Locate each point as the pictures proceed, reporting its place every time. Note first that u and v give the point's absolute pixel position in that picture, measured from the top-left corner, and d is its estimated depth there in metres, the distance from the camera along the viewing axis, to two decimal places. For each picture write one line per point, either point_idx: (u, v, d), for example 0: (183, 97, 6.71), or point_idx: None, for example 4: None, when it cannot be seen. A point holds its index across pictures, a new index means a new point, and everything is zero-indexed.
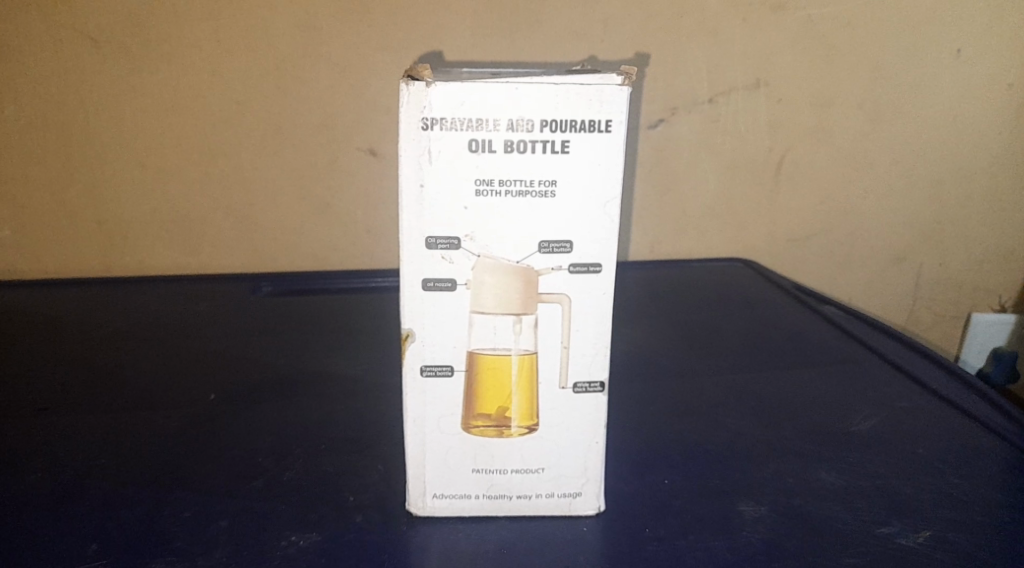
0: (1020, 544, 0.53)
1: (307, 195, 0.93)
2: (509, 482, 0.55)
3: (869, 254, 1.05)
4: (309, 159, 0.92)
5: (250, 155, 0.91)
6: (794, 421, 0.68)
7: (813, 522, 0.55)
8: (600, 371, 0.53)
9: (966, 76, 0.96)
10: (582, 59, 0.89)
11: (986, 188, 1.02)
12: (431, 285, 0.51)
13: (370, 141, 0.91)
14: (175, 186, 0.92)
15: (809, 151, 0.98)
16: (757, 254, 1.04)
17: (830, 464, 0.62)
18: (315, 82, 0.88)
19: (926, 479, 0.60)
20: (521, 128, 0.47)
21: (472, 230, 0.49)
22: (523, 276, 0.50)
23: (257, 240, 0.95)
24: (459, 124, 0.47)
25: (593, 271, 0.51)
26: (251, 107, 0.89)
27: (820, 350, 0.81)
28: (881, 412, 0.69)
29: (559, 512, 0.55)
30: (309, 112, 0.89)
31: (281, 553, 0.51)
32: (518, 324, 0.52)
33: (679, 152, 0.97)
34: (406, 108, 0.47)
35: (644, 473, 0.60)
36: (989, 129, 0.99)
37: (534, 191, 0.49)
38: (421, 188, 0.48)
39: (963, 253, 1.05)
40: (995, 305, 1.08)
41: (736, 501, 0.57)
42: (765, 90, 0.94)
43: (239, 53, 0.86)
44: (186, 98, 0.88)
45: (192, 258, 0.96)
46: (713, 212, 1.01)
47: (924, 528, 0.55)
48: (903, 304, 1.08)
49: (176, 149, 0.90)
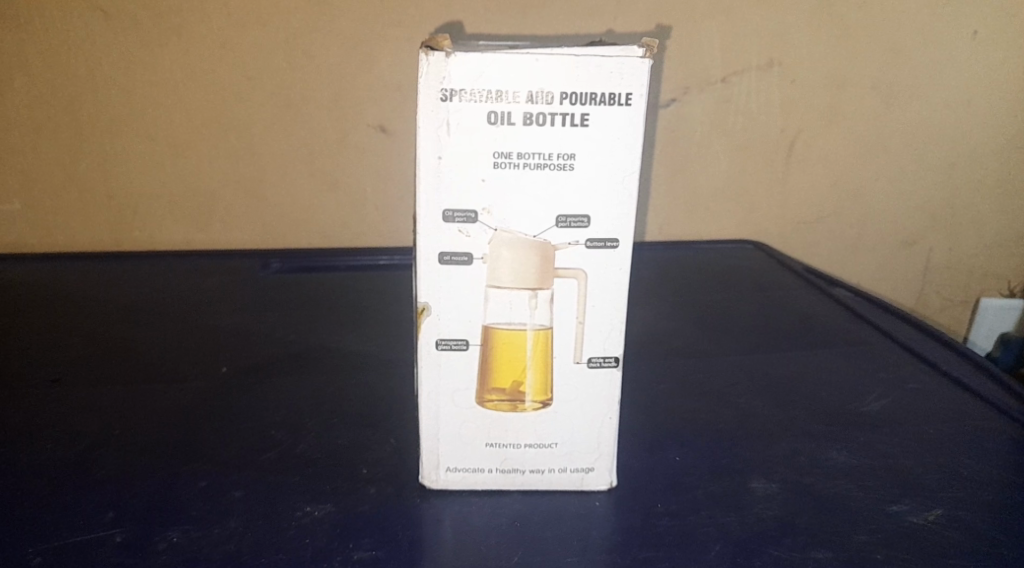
0: None
1: (317, 171, 0.93)
2: (522, 457, 0.55)
3: (879, 238, 1.05)
4: (319, 135, 0.91)
5: (260, 130, 0.91)
6: (806, 400, 0.68)
7: (823, 499, 0.56)
8: (615, 347, 0.53)
9: (981, 59, 0.95)
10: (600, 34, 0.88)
11: (998, 172, 1.02)
12: (447, 259, 0.50)
13: (381, 117, 0.91)
14: (185, 160, 0.92)
15: (821, 133, 0.98)
16: (766, 236, 1.04)
17: (842, 443, 0.62)
18: (326, 57, 0.88)
19: (937, 459, 0.60)
20: (541, 101, 0.47)
21: (489, 204, 0.49)
22: (540, 250, 0.50)
23: (266, 216, 0.95)
24: (479, 95, 0.47)
25: (610, 246, 0.51)
26: (262, 82, 0.88)
27: (831, 332, 0.81)
28: (893, 394, 0.69)
29: (571, 487, 0.56)
30: (320, 87, 0.89)
31: (296, 523, 0.52)
32: (533, 299, 0.52)
33: (690, 132, 0.96)
34: (425, 78, 0.46)
35: (655, 450, 0.61)
36: (1002, 113, 0.98)
37: (553, 165, 0.48)
38: (439, 161, 0.48)
39: (973, 237, 1.05)
40: (1003, 290, 1.09)
41: (747, 478, 0.58)
42: (779, 70, 0.94)
43: (249, 27, 0.86)
44: (196, 72, 0.87)
45: (201, 233, 0.96)
46: (723, 194, 1.01)
47: (934, 507, 0.55)
48: (912, 288, 1.08)
49: (187, 123, 0.90)
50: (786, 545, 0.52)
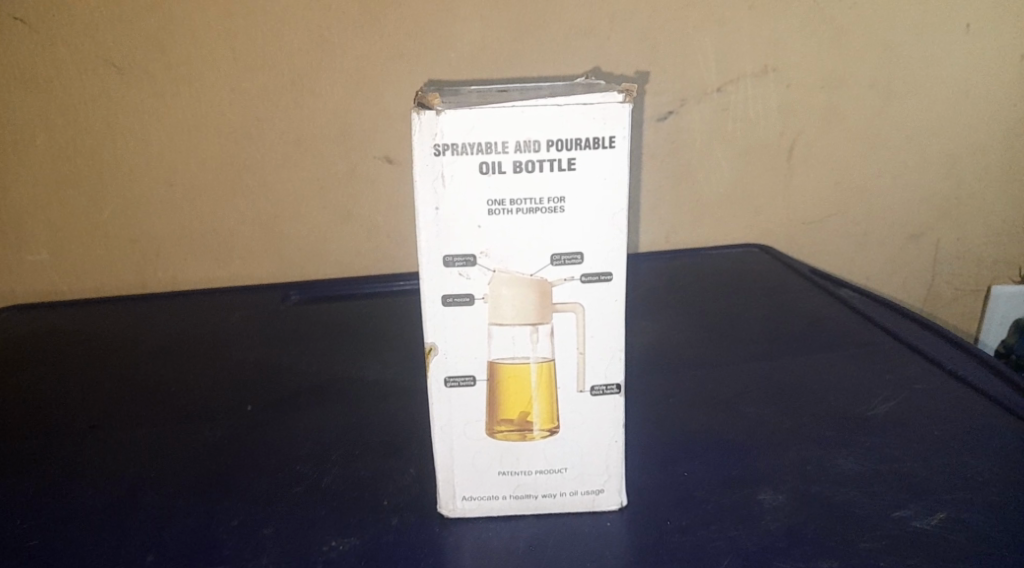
0: None
1: (329, 204, 0.96)
2: (535, 482, 0.57)
3: (886, 233, 1.06)
4: (329, 169, 0.94)
5: (272, 168, 0.94)
6: (812, 407, 0.70)
7: (829, 507, 0.58)
8: (616, 374, 0.55)
9: (977, 51, 0.96)
10: (586, 72, 0.91)
11: (1002, 160, 1.02)
12: (450, 301, 0.53)
13: (387, 148, 0.94)
14: (202, 202, 0.95)
15: (820, 134, 0.99)
16: (773, 238, 1.06)
17: (848, 448, 0.64)
18: (330, 94, 0.91)
19: (942, 461, 0.62)
20: (529, 149, 0.49)
21: (487, 248, 0.52)
22: (538, 287, 0.53)
23: (283, 250, 0.98)
24: (470, 148, 0.49)
25: (604, 280, 0.53)
26: (271, 122, 0.91)
27: (837, 334, 0.82)
28: (899, 396, 0.71)
29: (584, 508, 0.58)
30: (327, 124, 0.92)
31: (324, 557, 0.55)
32: (535, 333, 0.54)
33: (690, 142, 0.98)
34: (419, 135, 0.49)
35: (666, 466, 0.63)
36: (1001, 102, 0.99)
37: (545, 208, 0.51)
38: (437, 211, 0.51)
39: (981, 226, 1.06)
40: (1015, 277, 1.09)
41: (755, 489, 0.60)
42: (774, 75, 0.95)
43: (256, 72, 0.89)
44: (208, 117, 0.91)
45: (222, 270, 0.99)
46: (727, 200, 1.02)
47: (939, 510, 0.57)
48: (923, 280, 1.08)
49: (202, 166, 0.93)
50: (793, 555, 0.54)
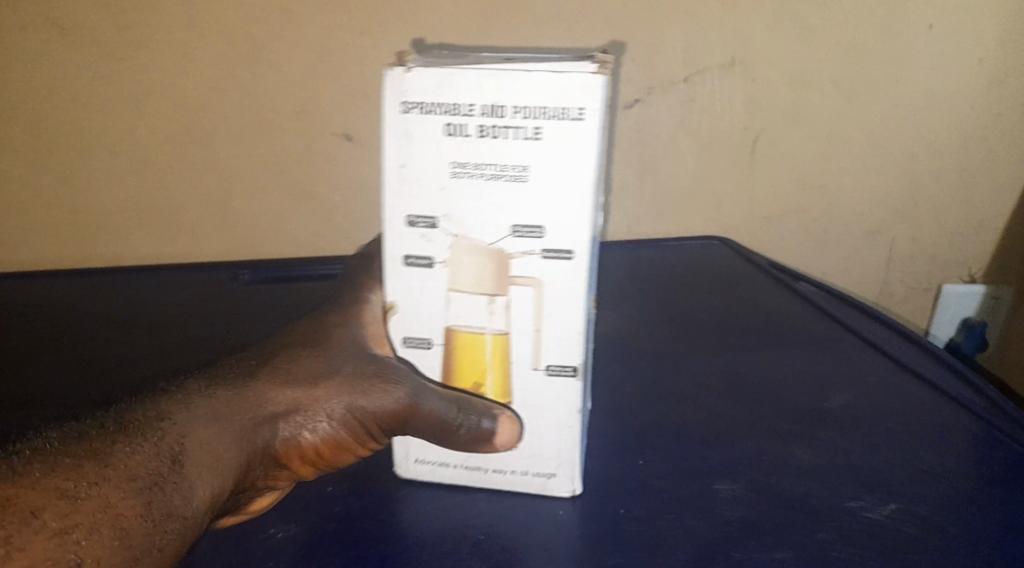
0: (986, 516, 0.56)
1: (286, 182, 0.93)
2: (486, 457, 0.59)
3: (844, 230, 1.07)
4: (286, 145, 0.91)
5: (226, 142, 0.90)
6: (771, 399, 0.70)
7: (785, 498, 0.57)
8: (573, 357, 0.56)
9: (944, 50, 0.96)
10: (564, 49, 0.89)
11: (962, 162, 1.03)
12: (412, 262, 0.55)
13: (348, 126, 0.90)
14: (151, 174, 0.91)
15: (785, 129, 0.99)
16: (733, 231, 1.06)
17: (803, 441, 0.64)
18: (289, 67, 0.87)
19: (896, 453, 0.62)
20: (495, 114, 0.50)
21: (449, 212, 0.53)
22: (496, 258, 0.54)
23: (236, 227, 0.95)
24: (437, 107, 0.51)
25: (565, 257, 0.53)
26: (226, 93, 0.88)
27: (797, 328, 0.82)
28: (855, 389, 0.71)
29: (534, 490, 0.59)
30: (285, 97, 0.89)
31: (264, 543, 0.57)
32: (492, 305, 0.55)
33: (656, 132, 0.97)
34: (388, 90, 0.51)
35: (623, 455, 0.62)
36: (966, 103, 0.99)
37: (507, 175, 0.51)
38: (402, 169, 0.52)
39: (936, 227, 1.07)
40: (965, 277, 1.11)
41: (711, 481, 0.59)
42: (740, 68, 0.95)
43: (211, 40, 0.85)
44: (157, 87, 0.87)
45: (171, 246, 0.96)
46: (690, 192, 1.02)
47: (891, 501, 0.57)
48: (876, 278, 1.10)
49: (151, 137, 0.89)
50: (750, 547, 0.53)
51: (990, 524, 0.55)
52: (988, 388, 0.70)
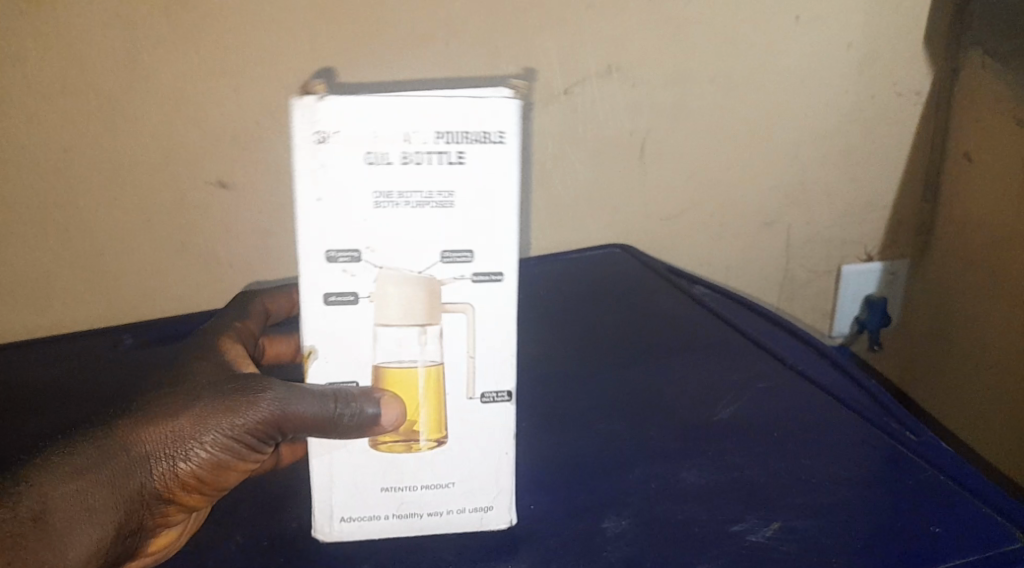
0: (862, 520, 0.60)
1: (160, 237, 0.88)
2: (420, 499, 0.59)
3: (740, 222, 1.08)
4: (154, 199, 0.86)
5: (86, 202, 0.85)
6: (661, 416, 0.73)
7: (669, 527, 0.59)
8: (507, 381, 0.58)
9: (810, 39, 0.98)
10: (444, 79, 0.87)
11: (841, 146, 1.06)
12: (334, 299, 0.55)
13: (219, 172, 0.86)
14: (6, 245, 0.85)
15: (669, 130, 1.00)
16: (633, 236, 1.06)
17: (690, 461, 0.66)
18: (146, 116, 0.83)
19: (775, 464, 0.66)
20: (418, 141, 0.52)
21: (371, 244, 0.54)
22: (427, 286, 0.55)
23: (110, 290, 0.89)
24: (356, 136, 0.52)
25: (496, 279, 0.56)
26: (80, 151, 0.83)
27: (694, 335, 0.86)
28: (743, 397, 0.75)
29: (473, 527, 0.60)
30: (146, 148, 0.84)
31: None
32: (423, 334, 0.56)
33: (545, 143, 0.96)
34: (300, 119, 0.51)
35: (514, 498, 0.63)
36: (837, 88, 1.02)
37: (436, 201, 0.53)
38: (319, 202, 0.53)
39: (827, 210, 1.09)
40: (862, 256, 1.13)
41: (600, 518, 0.60)
42: (619, 74, 0.95)
43: (55, 97, 0.80)
44: (1, 152, 0.81)
45: (39, 319, 0.89)
46: (585, 202, 1.01)
47: (774, 520, 0.60)
48: (778, 267, 1.11)
49: (1, 205, 0.83)
50: None
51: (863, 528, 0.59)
52: (870, 385, 0.77)
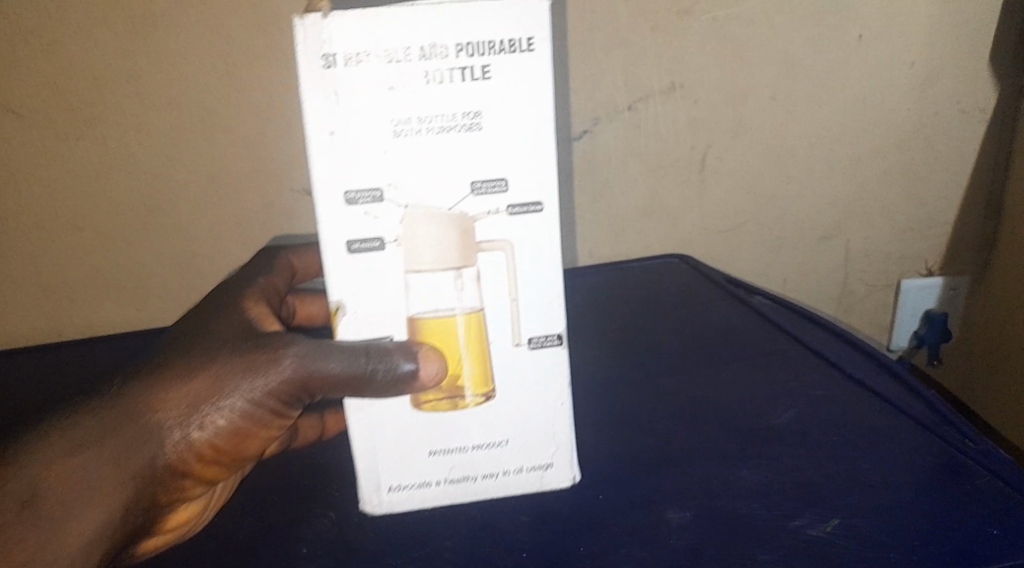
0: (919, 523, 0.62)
1: (252, 240, 0.96)
2: (473, 460, 0.66)
3: (798, 235, 1.11)
4: (246, 205, 0.94)
5: (186, 208, 0.94)
6: (721, 420, 0.76)
7: (729, 521, 0.63)
8: (553, 326, 0.64)
9: (870, 58, 1.01)
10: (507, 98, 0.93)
11: (901, 162, 1.08)
12: (359, 245, 0.60)
13: (306, 181, 0.94)
14: (115, 245, 0.95)
15: (728, 146, 1.04)
16: (692, 247, 1.10)
17: (750, 462, 0.70)
18: (242, 129, 0.91)
19: (838, 469, 0.68)
20: (438, 56, 0.56)
21: (392, 180, 0.59)
22: (460, 225, 0.60)
23: (204, 287, 0.98)
24: (365, 57, 0.56)
25: (535, 210, 0.61)
26: (183, 161, 0.91)
27: (749, 344, 0.89)
28: (800, 404, 0.78)
29: (534, 486, 0.68)
30: (241, 158, 0.92)
31: None
32: (460, 280, 0.62)
33: (607, 158, 1.02)
34: (305, 43, 0.56)
35: (581, 488, 0.68)
36: (897, 105, 1.04)
37: (460, 126, 0.58)
38: (332, 136, 0.57)
39: (886, 225, 1.11)
40: (923, 270, 1.15)
41: (663, 509, 0.65)
42: (681, 91, 1.00)
43: (162, 112, 0.89)
44: (114, 162, 0.90)
45: (141, 312, 0.99)
46: (644, 212, 1.07)
47: (832, 518, 0.63)
48: (835, 280, 1.14)
49: (112, 209, 0.93)
50: None
51: (919, 530, 0.61)
52: (923, 387, 0.78)
